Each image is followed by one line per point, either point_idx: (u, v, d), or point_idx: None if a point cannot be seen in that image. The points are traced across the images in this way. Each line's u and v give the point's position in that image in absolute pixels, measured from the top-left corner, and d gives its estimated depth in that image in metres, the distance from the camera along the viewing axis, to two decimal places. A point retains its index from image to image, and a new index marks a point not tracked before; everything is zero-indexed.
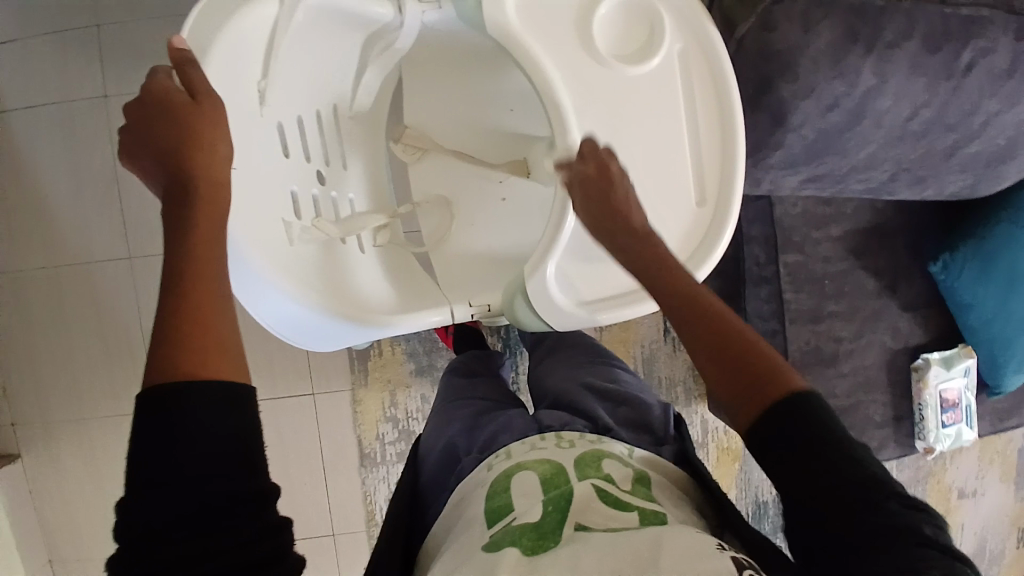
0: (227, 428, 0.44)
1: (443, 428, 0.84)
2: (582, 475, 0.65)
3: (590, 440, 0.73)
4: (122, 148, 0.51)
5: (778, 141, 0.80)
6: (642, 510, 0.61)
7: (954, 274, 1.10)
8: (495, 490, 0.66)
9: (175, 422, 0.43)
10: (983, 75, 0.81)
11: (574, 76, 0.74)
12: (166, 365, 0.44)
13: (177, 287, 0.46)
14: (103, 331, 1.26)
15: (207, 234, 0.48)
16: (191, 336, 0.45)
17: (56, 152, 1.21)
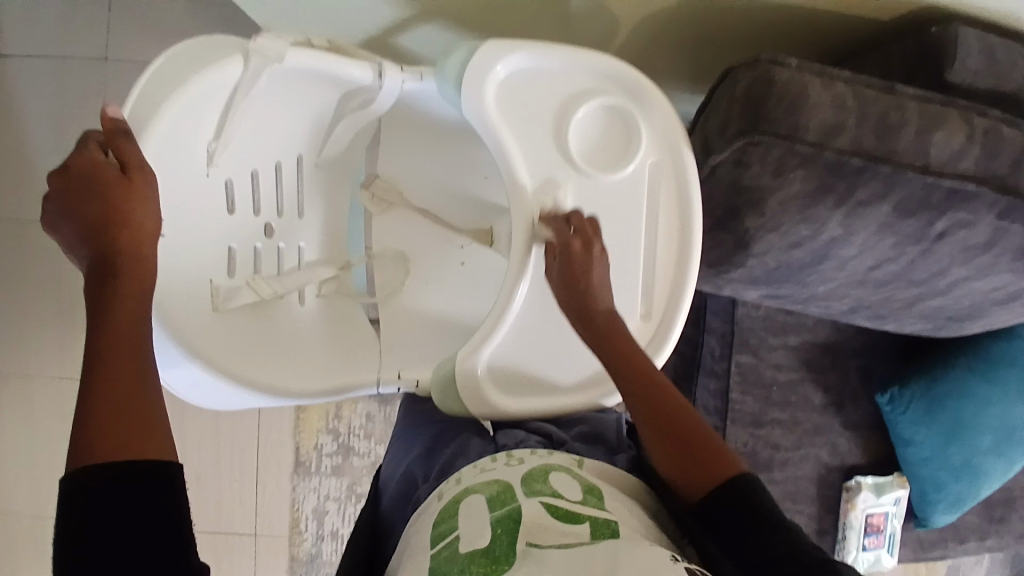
0: (152, 504, 0.43)
1: (404, 454, 0.78)
2: (528, 490, 0.61)
3: (541, 454, 0.68)
4: (47, 218, 0.52)
5: (740, 262, 0.81)
6: (594, 520, 0.57)
7: (898, 409, 1.11)
8: (442, 517, 0.62)
9: (108, 495, 0.42)
10: (955, 245, 0.76)
11: (542, 170, 0.73)
12: (86, 446, 0.43)
13: (92, 371, 0.46)
14: (56, 292, 1.22)
15: (129, 301, 0.49)
16: (109, 419, 0.44)
17: (43, 105, 1.18)
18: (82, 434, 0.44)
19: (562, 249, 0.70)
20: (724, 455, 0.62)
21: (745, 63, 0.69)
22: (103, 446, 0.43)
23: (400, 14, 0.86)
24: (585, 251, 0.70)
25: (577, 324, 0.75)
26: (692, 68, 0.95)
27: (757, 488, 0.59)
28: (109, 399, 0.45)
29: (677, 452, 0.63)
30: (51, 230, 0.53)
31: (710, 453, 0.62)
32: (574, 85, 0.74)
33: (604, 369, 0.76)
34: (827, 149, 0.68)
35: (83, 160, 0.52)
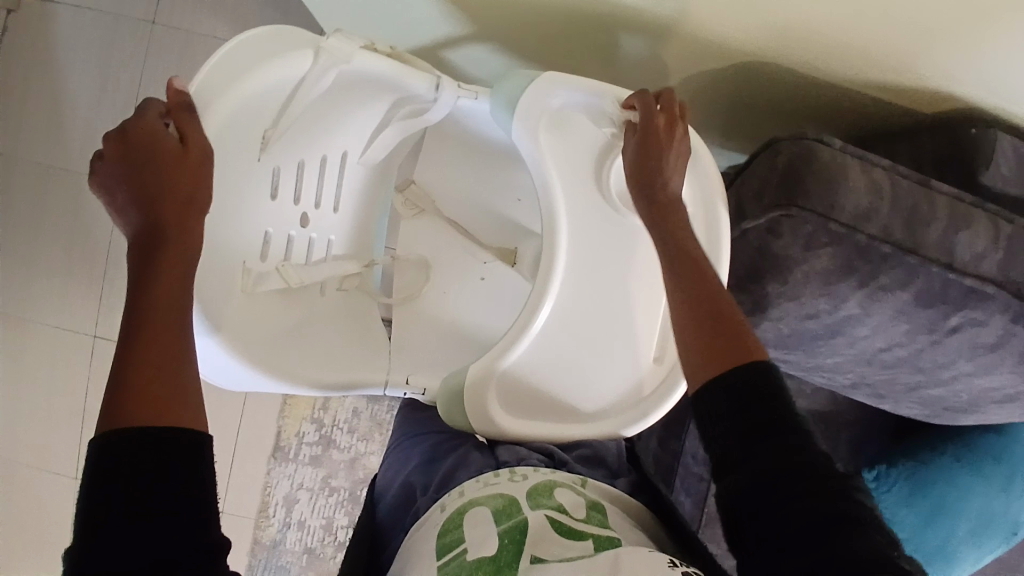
0: (186, 467, 0.44)
1: (403, 464, 0.78)
2: (533, 504, 0.63)
3: (544, 470, 0.70)
4: (100, 180, 0.53)
5: (754, 323, 0.82)
6: (596, 537, 0.60)
7: (883, 487, 1.13)
8: (448, 527, 0.64)
9: (146, 450, 0.43)
10: (965, 341, 0.77)
11: (579, 203, 0.75)
12: (127, 409, 0.45)
13: (132, 340, 0.47)
14: (69, 241, 1.22)
15: (171, 271, 0.50)
16: (147, 388, 0.46)
17: (89, 56, 1.19)
18: (123, 397, 0.45)
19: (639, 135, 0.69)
20: (753, 338, 0.58)
21: (791, 138, 0.71)
22: (141, 413, 0.45)
23: (460, 31, 0.88)
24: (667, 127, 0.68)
25: (590, 357, 0.76)
26: (731, 126, 0.97)
27: (772, 375, 0.55)
28: (146, 366, 0.46)
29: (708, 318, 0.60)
30: (99, 191, 0.53)
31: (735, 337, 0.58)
32: None
33: (610, 405, 0.77)
34: (858, 232, 0.70)
35: (144, 127, 0.52)
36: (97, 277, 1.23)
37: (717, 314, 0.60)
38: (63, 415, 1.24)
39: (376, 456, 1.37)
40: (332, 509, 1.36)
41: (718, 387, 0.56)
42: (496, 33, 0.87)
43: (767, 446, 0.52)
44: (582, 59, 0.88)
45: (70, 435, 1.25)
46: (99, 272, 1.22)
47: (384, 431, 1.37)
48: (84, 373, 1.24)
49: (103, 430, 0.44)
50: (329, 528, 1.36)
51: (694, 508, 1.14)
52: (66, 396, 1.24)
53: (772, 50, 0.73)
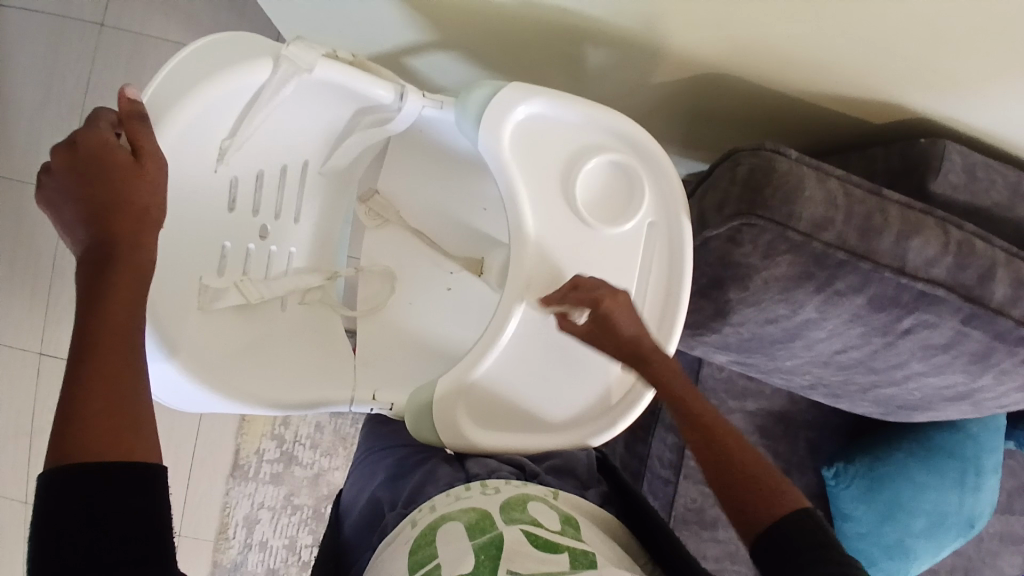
0: (134, 506, 0.42)
1: (368, 480, 0.77)
2: (508, 519, 0.63)
3: (515, 484, 0.69)
4: (45, 195, 0.50)
5: (717, 328, 0.84)
6: (572, 550, 0.59)
7: (842, 484, 1.16)
8: (420, 544, 0.62)
9: (94, 489, 0.41)
10: (917, 342, 0.80)
11: (545, 213, 0.75)
12: (73, 441, 0.42)
13: (80, 364, 0.44)
14: (9, 254, 1.15)
15: (123, 290, 0.47)
16: (96, 416, 0.43)
17: (31, 59, 1.13)
18: (70, 427, 0.42)
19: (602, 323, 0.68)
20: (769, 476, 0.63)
21: (750, 149, 0.74)
22: (92, 444, 0.42)
23: (424, 39, 0.88)
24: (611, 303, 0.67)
25: (559, 367, 0.76)
26: (691, 136, 0.99)
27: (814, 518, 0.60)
28: (99, 393, 0.44)
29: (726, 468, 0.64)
30: (46, 206, 0.50)
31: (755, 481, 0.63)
32: (587, 139, 0.76)
33: (579, 414, 0.77)
34: (816, 240, 0.72)
35: (92, 137, 0.49)
36: (41, 292, 1.16)
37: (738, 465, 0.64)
38: (3, 439, 1.17)
39: (341, 471, 1.34)
40: (295, 527, 1.32)
41: (773, 538, 0.59)
42: (460, 41, 0.87)
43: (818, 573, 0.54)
44: (547, 69, 0.89)
45: (10, 460, 1.17)
46: (44, 287, 1.16)
47: (349, 446, 1.34)
48: (26, 394, 1.17)
49: (48, 470, 0.41)
50: (292, 547, 1.32)
51: (662, 510, 1.16)
52: (6, 418, 1.17)
53: (732, 62, 0.75)
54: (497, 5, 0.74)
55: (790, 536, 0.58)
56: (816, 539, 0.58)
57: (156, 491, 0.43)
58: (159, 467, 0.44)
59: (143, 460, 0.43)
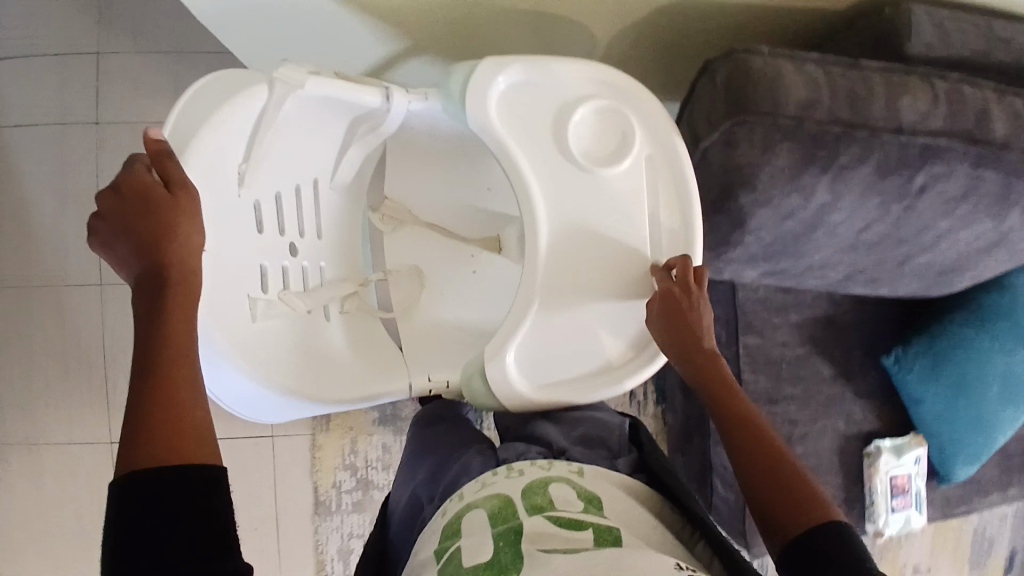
0: (193, 503, 0.46)
1: (410, 477, 0.83)
2: (529, 503, 0.66)
3: (541, 464, 0.73)
4: (97, 235, 0.55)
5: (737, 241, 0.86)
6: (595, 527, 0.63)
7: (906, 368, 1.18)
8: (448, 533, 0.67)
9: (156, 489, 0.45)
10: (936, 199, 0.82)
11: (546, 171, 0.77)
12: (141, 453, 0.47)
13: (148, 383, 0.50)
14: (64, 357, 1.28)
15: (179, 317, 0.52)
16: (159, 426, 0.48)
17: (42, 170, 1.25)
18: (140, 439, 0.47)
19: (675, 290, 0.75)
20: (815, 498, 0.65)
21: (722, 56, 0.76)
22: (163, 451, 0.47)
23: (394, 47, 0.93)
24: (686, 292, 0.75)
25: (595, 312, 0.79)
26: (664, 73, 1.02)
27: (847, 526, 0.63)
28: (159, 406, 0.49)
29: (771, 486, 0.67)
30: (100, 246, 0.55)
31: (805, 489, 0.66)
32: (572, 93, 0.78)
33: (625, 349, 0.80)
34: (806, 120, 0.74)
35: (133, 180, 0.54)
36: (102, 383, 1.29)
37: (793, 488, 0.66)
38: None
39: None
40: None
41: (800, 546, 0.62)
42: (430, 42, 0.93)
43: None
44: (513, 43, 0.93)
45: None
46: (102, 378, 1.29)
47: None
48: None
49: (119, 476, 0.46)
50: None
51: None
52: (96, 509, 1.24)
53: None
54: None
55: (822, 548, 0.61)
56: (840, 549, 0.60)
57: (217, 489, 0.48)
58: (217, 469, 0.49)
59: (207, 463, 0.48)
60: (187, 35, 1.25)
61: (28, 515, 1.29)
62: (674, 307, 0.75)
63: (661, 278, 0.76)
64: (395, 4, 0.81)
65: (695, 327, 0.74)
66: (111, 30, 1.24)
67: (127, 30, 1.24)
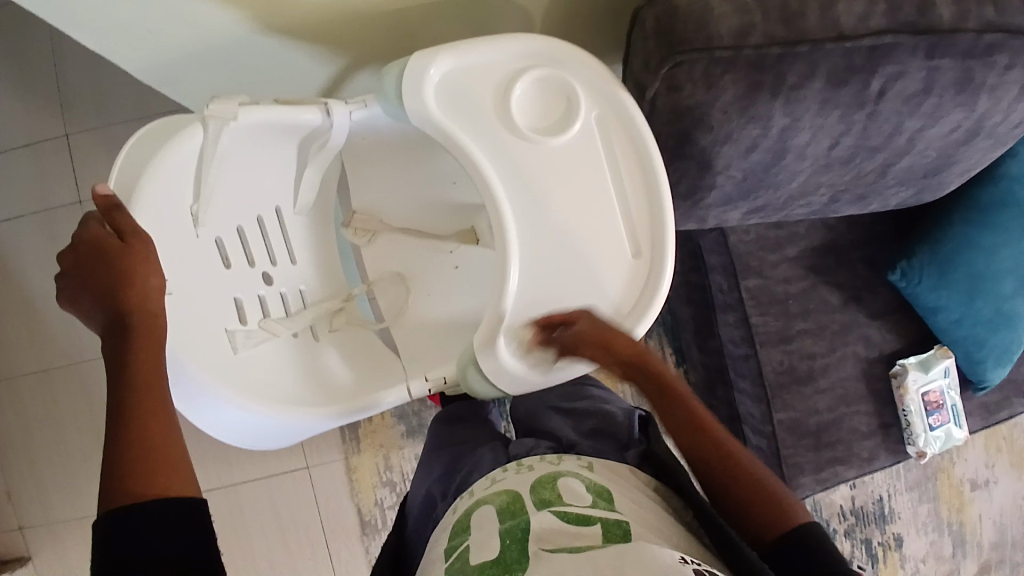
0: (183, 529, 0.50)
1: (426, 477, 0.92)
2: (537, 497, 0.71)
3: (549, 461, 0.79)
4: (64, 293, 0.57)
5: (710, 183, 0.85)
6: (604, 522, 0.65)
7: (914, 281, 1.14)
8: (460, 528, 0.72)
9: (145, 517, 0.49)
10: (897, 99, 0.80)
11: (497, 153, 0.77)
12: (117, 491, 0.50)
13: (129, 430, 0.53)
14: (95, 427, 1.33)
15: (147, 363, 0.55)
16: (138, 464, 0.51)
17: (36, 257, 1.29)
18: (118, 483, 0.50)
19: (590, 337, 0.75)
20: (783, 500, 0.70)
21: (648, 3, 0.76)
22: (143, 488, 0.51)
23: (335, 65, 0.95)
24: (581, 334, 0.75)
25: (575, 282, 0.79)
26: (608, 34, 1.01)
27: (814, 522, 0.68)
28: (131, 449, 0.52)
29: (735, 493, 0.71)
30: (68, 303, 0.57)
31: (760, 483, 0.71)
32: (509, 67, 0.78)
33: (614, 313, 0.80)
34: (744, 48, 0.73)
35: (88, 235, 0.56)
36: None
37: (751, 485, 0.71)
38: None
39: None
40: None
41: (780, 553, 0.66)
42: (367, 52, 0.93)
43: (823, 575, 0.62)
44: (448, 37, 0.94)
45: None
46: None
47: None
48: None
49: (102, 512, 0.49)
50: None
51: (756, 387, 1.17)
52: None
53: None
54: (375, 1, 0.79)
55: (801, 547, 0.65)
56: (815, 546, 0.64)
57: (201, 518, 0.52)
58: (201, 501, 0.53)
59: (190, 495, 0.52)
60: (146, 98, 1.28)
61: None
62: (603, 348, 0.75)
63: (583, 325, 0.75)
64: (321, 22, 0.81)
65: (628, 352, 0.75)
66: (73, 109, 1.28)
67: (88, 105, 1.28)
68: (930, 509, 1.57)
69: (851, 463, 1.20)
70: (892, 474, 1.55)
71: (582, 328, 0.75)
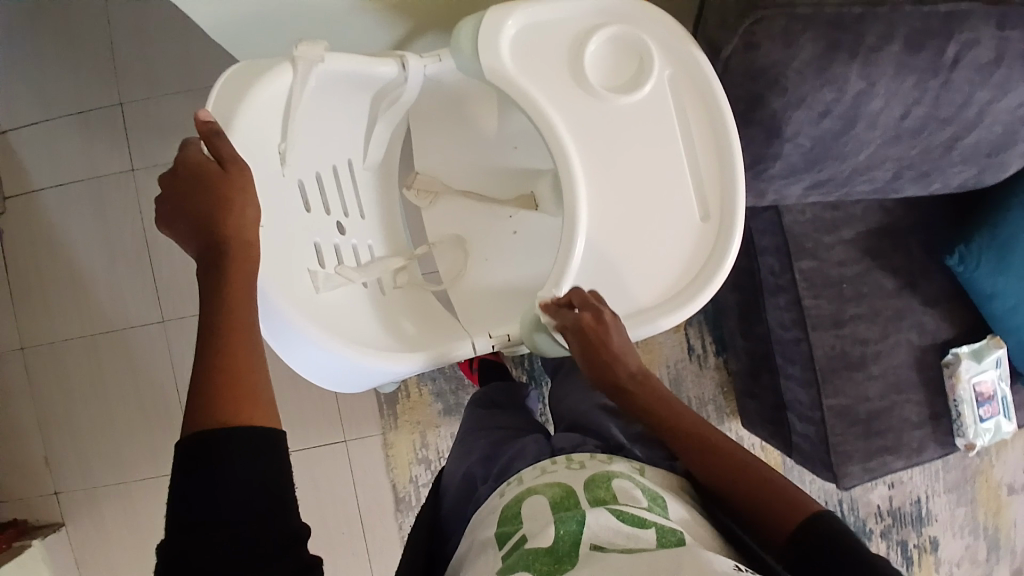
0: (262, 462, 0.50)
1: (463, 459, 0.89)
2: (591, 495, 0.69)
3: (601, 459, 0.77)
4: (161, 217, 0.58)
5: (776, 151, 0.83)
6: (660, 527, 0.63)
7: (972, 266, 1.12)
8: (508, 515, 0.70)
9: (228, 441, 0.49)
10: (969, 68, 0.81)
11: (569, 110, 0.77)
12: (202, 413, 0.51)
13: (215, 355, 0.53)
14: (138, 395, 1.35)
15: (237, 293, 0.55)
16: (221, 391, 0.52)
17: (88, 223, 1.32)
18: (201, 409, 0.51)
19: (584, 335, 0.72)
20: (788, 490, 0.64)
21: None
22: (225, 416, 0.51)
23: (399, 30, 0.96)
24: (601, 323, 0.73)
25: (643, 241, 0.79)
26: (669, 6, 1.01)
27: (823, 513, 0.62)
28: (218, 376, 0.52)
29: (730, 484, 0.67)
30: (165, 228, 0.58)
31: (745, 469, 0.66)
32: (581, 26, 0.78)
33: (682, 275, 0.79)
34: (824, 7, 0.75)
35: (191, 159, 0.57)
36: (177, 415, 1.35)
37: (744, 473, 0.67)
38: None
39: None
40: None
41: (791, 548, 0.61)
42: (430, 15, 0.94)
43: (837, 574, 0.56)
44: None
45: None
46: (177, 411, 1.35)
47: None
48: None
49: (187, 434, 0.50)
50: None
51: (806, 372, 1.15)
52: None
53: None
54: None
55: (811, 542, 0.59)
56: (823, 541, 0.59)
57: (278, 450, 0.52)
58: (278, 432, 0.53)
59: (268, 428, 0.52)
60: (200, 67, 1.30)
61: (129, 550, 1.35)
62: (590, 347, 0.72)
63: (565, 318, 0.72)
64: None
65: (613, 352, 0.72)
66: (127, 77, 1.30)
67: (143, 74, 1.30)
68: (968, 512, 1.54)
69: (900, 453, 1.17)
70: (931, 475, 1.52)
71: (585, 318, 0.72)
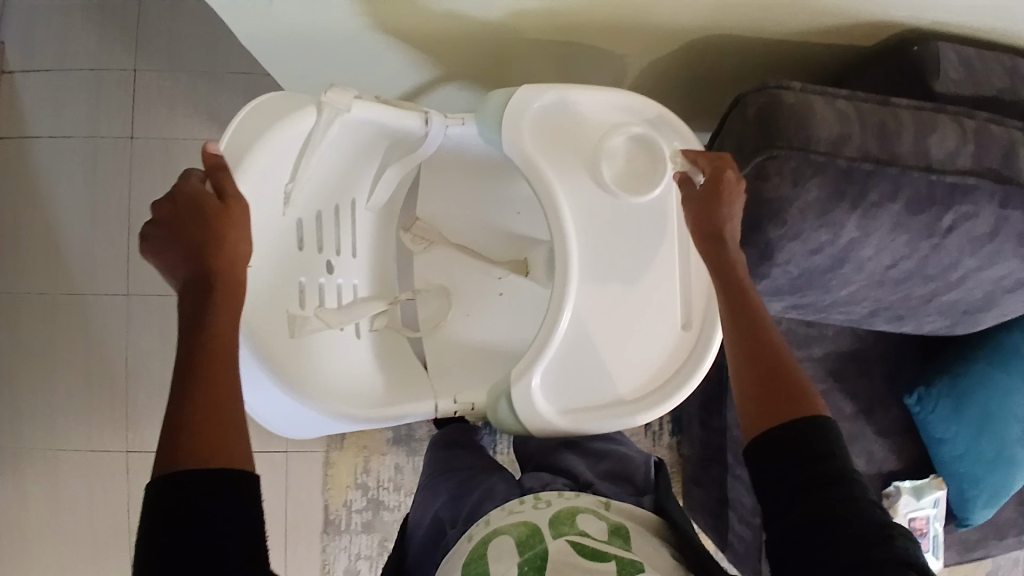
0: (230, 503, 0.49)
1: (429, 503, 0.84)
2: (556, 532, 0.68)
3: (568, 496, 0.76)
4: (145, 243, 0.56)
5: (765, 272, 0.85)
6: (620, 559, 0.63)
7: (929, 407, 1.17)
8: (474, 555, 0.69)
9: (200, 480, 0.49)
10: (963, 237, 0.83)
11: (578, 196, 0.78)
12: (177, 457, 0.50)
13: (192, 394, 0.52)
14: (85, 365, 1.30)
15: (223, 333, 0.54)
16: (202, 425, 0.51)
17: (75, 182, 1.29)
18: (177, 447, 0.50)
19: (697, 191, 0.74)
20: (805, 395, 0.65)
21: (754, 90, 0.78)
22: (200, 456, 0.50)
23: (428, 73, 0.96)
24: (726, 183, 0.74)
25: (622, 338, 0.80)
26: (691, 104, 1.04)
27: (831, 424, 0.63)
28: (197, 414, 0.51)
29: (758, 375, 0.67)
30: (150, 254, 0.56)
31: (788, 367, 0.67)
32: (604, 119, 0.80)
33: (653, 377, 0.80)
34: (838, 157, 0.76)
35: (188, 189, 0.56)
36: (121, 394, 1.30)
37: (779, 369, 0.67)
38: None
39: None
40: None
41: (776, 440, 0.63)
42: (461, 67, 0.95)
43: (818, 485, 0.59)
44: (541, 74, 0.96)
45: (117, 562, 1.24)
46: (122, 390, 1.30)
47: None
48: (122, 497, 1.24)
49: (159, 470, 0.49)
50: None
51: None
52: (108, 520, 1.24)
53: (710, 23, 0.80)
54: (492, 25, 0.81)
55: (805, 439, 0.62)
56: (820, 448, 0.61)
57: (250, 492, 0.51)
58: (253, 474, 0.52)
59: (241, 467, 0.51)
60: (222, 53, 1.29)
61: (40, 521, 1.30)
62: (708, 198, 0.73)
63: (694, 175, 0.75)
64: (433, 32, 0.83)
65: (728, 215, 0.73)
66: (147, 47, 1.28)
67: (163, 47, 1.28)
68: None
69: None
70: None
71: (723, 173, 0.74)
